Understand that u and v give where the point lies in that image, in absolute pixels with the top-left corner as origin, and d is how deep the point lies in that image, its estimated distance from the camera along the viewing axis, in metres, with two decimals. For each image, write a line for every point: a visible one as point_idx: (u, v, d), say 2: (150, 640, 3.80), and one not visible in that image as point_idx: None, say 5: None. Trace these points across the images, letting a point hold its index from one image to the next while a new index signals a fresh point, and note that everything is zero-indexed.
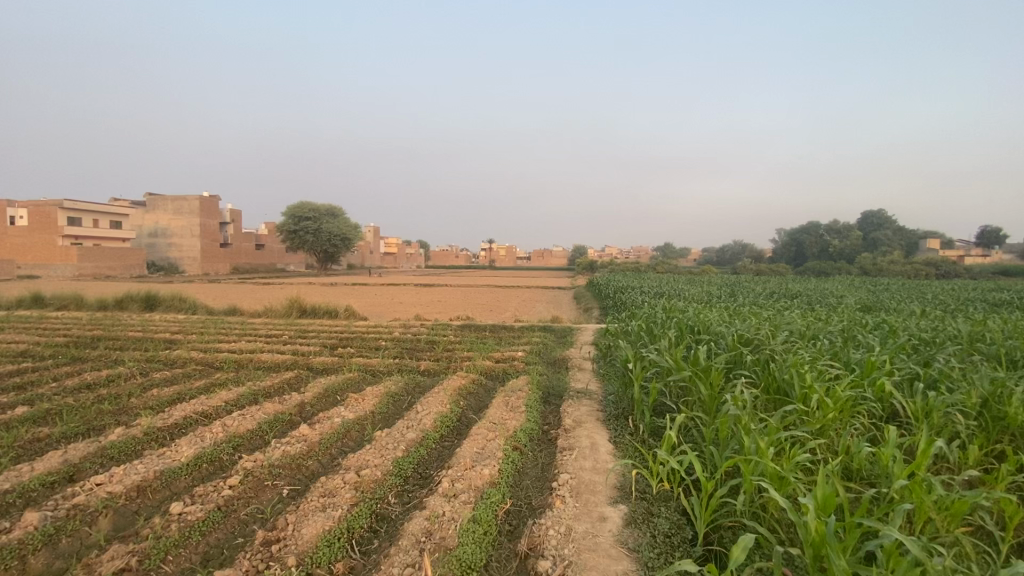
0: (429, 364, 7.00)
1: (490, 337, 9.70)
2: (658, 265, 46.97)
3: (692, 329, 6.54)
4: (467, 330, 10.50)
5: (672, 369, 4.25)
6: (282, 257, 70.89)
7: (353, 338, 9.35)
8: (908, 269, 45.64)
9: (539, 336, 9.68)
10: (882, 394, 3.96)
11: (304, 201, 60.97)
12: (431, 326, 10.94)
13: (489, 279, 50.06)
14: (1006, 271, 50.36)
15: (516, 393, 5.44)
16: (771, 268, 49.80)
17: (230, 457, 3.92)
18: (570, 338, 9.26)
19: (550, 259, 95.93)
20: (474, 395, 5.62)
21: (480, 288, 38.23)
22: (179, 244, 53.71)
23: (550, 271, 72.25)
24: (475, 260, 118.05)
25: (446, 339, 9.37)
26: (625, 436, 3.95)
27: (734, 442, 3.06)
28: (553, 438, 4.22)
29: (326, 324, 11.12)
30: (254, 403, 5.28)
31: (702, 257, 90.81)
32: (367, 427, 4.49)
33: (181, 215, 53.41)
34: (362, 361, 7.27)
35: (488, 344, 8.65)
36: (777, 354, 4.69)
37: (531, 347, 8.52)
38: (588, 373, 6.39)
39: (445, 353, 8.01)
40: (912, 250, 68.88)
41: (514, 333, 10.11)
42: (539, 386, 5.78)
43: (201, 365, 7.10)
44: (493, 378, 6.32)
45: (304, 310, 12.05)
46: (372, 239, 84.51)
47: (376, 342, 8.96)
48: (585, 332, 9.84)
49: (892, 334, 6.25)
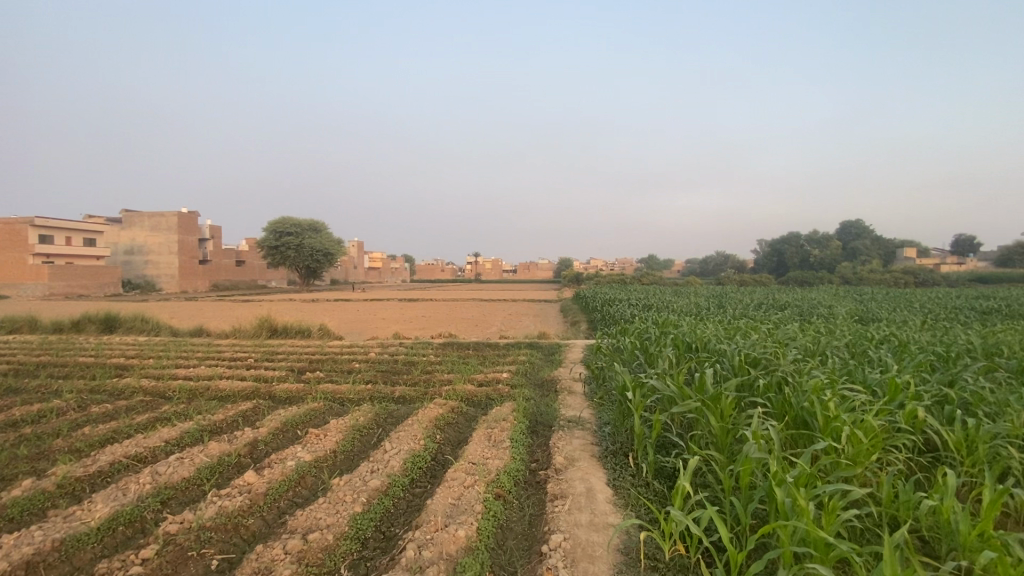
0: (404, 390, 6.36)
1: (474, 356, 9.07)
2: (644, 276, 46.94)
3: (691, 347, 6.04)
4: (449, 349, 9.86)
5: (676, 396, 3.74)
6: (263, 273, 69.53)
7: (325, 361, 8.66)
8: (888, 277, 46.29)
9: (526, 354, 9.08)
10: (916, 423, 3.45)
11: (286, 216, 59.93)
12: (410, 345, 10.28)
13: (474, 293, 49.58)
14: (982, 278, 51.37)
15: (500, 424, 4.85)
16: (755, 278, 50.15)
17: (154, 517, 3.26)
18: (558, 356, 8.70)
19: (536, 273, 95.66)
20: (452, 426, 5.00)
21: (466, 302, 37.69)
22: (156, 261, 52.24)
23: (537, 284, 72.04)
24: (461, 274, 117.35)
25: (425, 359, 8.73)
26: (626, 480, 3.40)
27: (761, 493, 2.52)
28: (542, 481, 3.65)
29: (297, 344, 10.38)
30: (197, 442, 4.58)
31: (686, 269, 91.56)
32: (325, 471, 3.86)
33: (158, 231, 52.02)
34: (331, 387, 6.61)
35: (470, 365, 8.04)
36: (790, 376, 4.20)
37: (517, 366, 7.94)
38: (579, 397, 5.82)
39: (424, 375, 7.37)
40: (890, 259, 70.15)
41: (499, 351, 9.52)
42: (526, 414, 5.19)
43: (150, 396, 6.38)
44: (475, 406, 5.71)
45: (276, 330, 11.33)
46: (356, 253, 83.41)
47: (349, 365, 8.28)
48: (574, 349, 9.29)
49: (904, 350, 5.82)
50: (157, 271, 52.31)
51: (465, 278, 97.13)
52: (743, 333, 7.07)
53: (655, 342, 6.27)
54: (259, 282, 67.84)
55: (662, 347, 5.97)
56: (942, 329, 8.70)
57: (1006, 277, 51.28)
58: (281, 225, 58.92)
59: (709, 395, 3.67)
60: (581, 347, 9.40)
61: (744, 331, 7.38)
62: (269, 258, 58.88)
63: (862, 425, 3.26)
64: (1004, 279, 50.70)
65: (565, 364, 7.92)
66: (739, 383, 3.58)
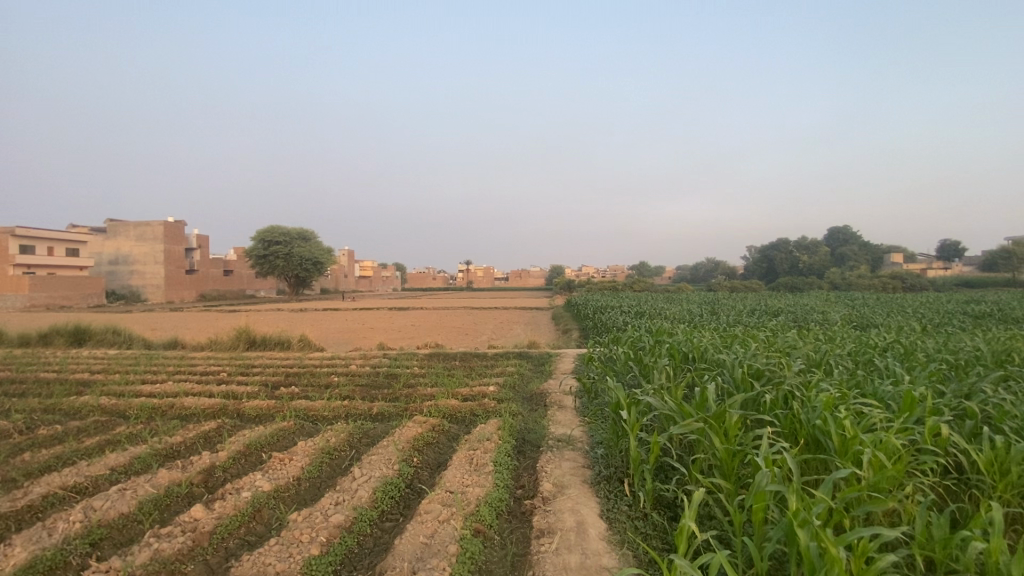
0: (383, 406, 5.93)
1: (460, 367, 8.67)
2: (635, 283, 46.87)
3: (687, 358, 5.72)
4: (434, 360, 9.43)
5: (674, 414, 3.40)
6: (251, 283, 68.61)
7: (302, 375, 8.19)
8: (876, 282, 46.56)
9: (514, 365, 8.67)
10: (939, 443, 3.13)
11: (274, 225, 59.19)
12: (395, 356, 9.84)
13: (465, 301, 49.20)
14: (969, 283, 51.88)
15: (483, 444, 4.45)
16: (745, 285, 50.25)
17: (80, 562, 2.83)
18: (547, 367, 8.31)
19: (528, 280, 95.33)
20: (432, 448, 4.59)
21: (456, 310, 37.27)
22: (140, 271, 51.23)
23: (527, 292, 71.87)
24: (452, 282, 116.70)
25: (409, 371, 8.30)
26: (622, 511, 3.03)
27: (777, 534, 2.17)
28: (527, 512, 3.26)
29: (275, 357, 9.90)
30: (147, 471, 4.13)
31: (677, 276, 91.91)
32: (284, 504, 3.45)
33: (143, 240, 51.09)
34: (304, 404, 6.17)
35: (455, 377, 7.63)
36: (798, 389, 3.86)
37: (504, 379, 7.54)
38: (569, 413, 5.44)
39: (406, 390, 6.95)
40: (878, 264, 70.82)
41: (487, 362, 9.11)
42: (512, 433, 4.80)
43: (106, 416, 5.89)
44: (458, 423, 5.30)
45: (254, 342, 10.83)
46: (345, 262, 82.61)
47: (328, 379, 7.83)
48: (564, 359, 8.91)
49: (912, 358, 5.51)
50: (141, 281, 51.30)
51: (456, 287, 96.55)
52: (741, 341, 6.75)
53: (649, 352, 5.94)
54: (246, 291, 66.84)
55: (657, 357, 5.64)
56: (943, 335, 8.45)
57: (992, 282, 51.79)
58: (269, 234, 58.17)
59: (711, 412, 3.34)
60: (572, 357, 9.03)
61: (742, 339, 7.07)
62: (257, 268, 58.04)
63: (881, 445, 2.94)
64: (991, 283, 51.20)
65: (555, 376, 7.53)
66: (743, 399, 3.25)
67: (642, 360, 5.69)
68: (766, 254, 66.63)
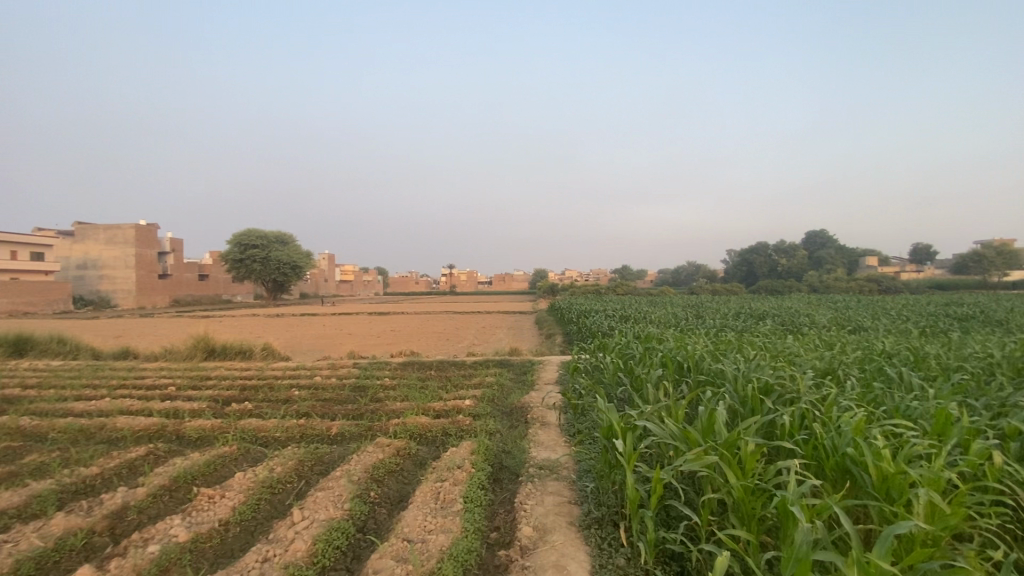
0: (343, 426, 5.24)
1: (435, 378, 8.00)
2: (618, 287, 46.74)
3: (682, 369, 5.19)
4: (408, 370, 8.73)
5: (678, 441, 2.84)
6: (227, 288, 66.77)
7: (260, 388, 7.43)
8: (853, 285, 47.19)
9: (494, 375, 8.03)
10: (994, 473, 2.63)
11: (250, 228, 57.64)
12: (365, 366, 9.13)
13: (447, 306, 48.41)
14: (941, 285, 52.99)
15: (453, 472, 3.83)
16: (726, 288, 50.45)
17: None
18: (529, 376, 7.72)
19: (511, 284, 94.83)
20: (393, 478, 3.96)
21: (438, 315, 36.50)
22: (109, 275, 49.34)
23: (510, 296, 71.37)
24: (434, 286, 115.51)
25: (378, 383, 7.61)
26: (620, 567, 2.44)
27: None
28: (501, 565, 2.66)
29: (234, 368, 9.09)
30: (44, 515, 3.46)
31: (659, 279, 92.45)
32: (199, 562, 2.79)
33: (112, 244, 49.17)
34: (255, 423, 5.47)
35: (429, 389, 6.99)
36: (815, 408, 3.35)
37: (482, 390, 6.92)
38: (553, 431, 4.84)
39: (372, 405, 6.26)
40: (854, 267, 72.11)
41: (464, 371, 8.48)
42: (488, 457, 4.18)
43: (19, 442, 5.11)
44: (426, 446, 4.66)
45: (214, 351, 10.03)
46: (325, 266, 81.03)
47: (287, 393, 7.09)
48: (547, 368, 8.32)
49: (924, 366, 5.07)
50: (110, 286, 49.33)
51: (439, 291, 95.55)
52: (737, 349, 6.27)
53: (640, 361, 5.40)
54: (222, 296, 64.96)
55: (648, 367, 5.12)
56: (943, 339, 8.08)
57: (963, 283, 53.06)
58: (245, 237, 56.62)
59: (722, 440, 2.79)
60: (556, 366, 8.42)
61: (737, 345, 6.61)
62: (232, 272, 56.39)
63: (931, 479, 2.43)
64: (963, 285, 52.41)
65: (537, 387, 6.91)
66: (762, 422, 2.72)
67: (632, 370, 5.16)
68: (746, 257, 67.24)
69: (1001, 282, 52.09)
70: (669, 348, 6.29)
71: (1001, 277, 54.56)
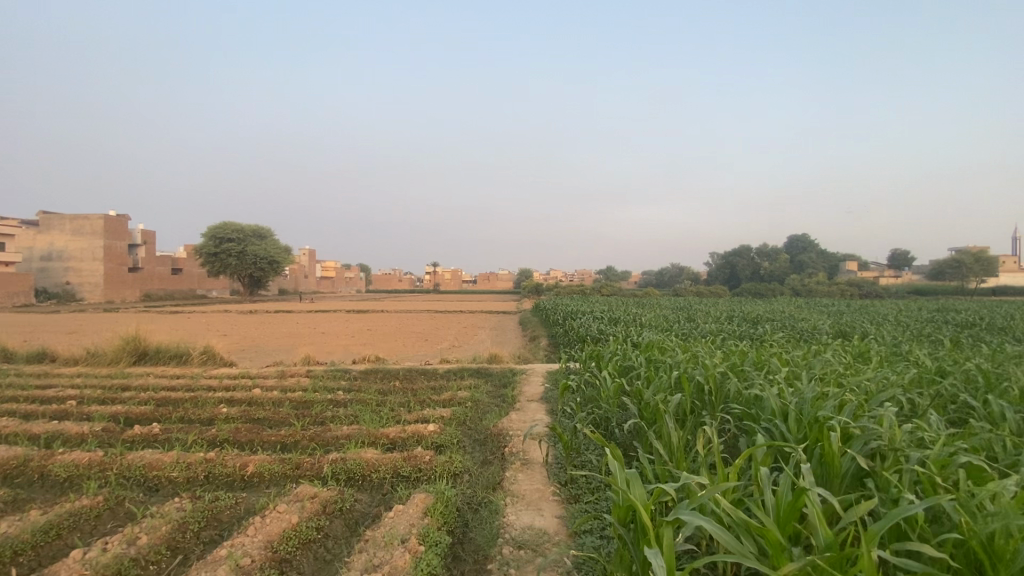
0: (261, 465, 3.98)
1: (399, 391, 6.76)
2: (603, 287, 45.91)
3: (701, 394, 4.13)
4: (368, 381, 7.45)
5: (745, 537, 1.73)
6: (202, 283, 64.41)
7: (181, 405, 6.10)
8: (835, 289, 47.15)
9: (468, 389, 6.81)
10: None
11: (225, 221, 55.44)
12: (319, 375, 7.83)
13: (429, 304, 47.06)
14: (920, 291, 53.29)
15: (393, 552, 2.63)
16: (709, 290, 50.00)
17: None
18: (509, 390, 6.55)
19: (495, 284, 93.55)
20: (308, 556, 2.75)
21: (420, 314, 35.18)
22: (74, 267, 46.90)
23: (493, 296, 70.22)
24: (418, 284, 113.88)
25: (328, 398, 6.32)
26: None
27: None
28: None
29: (162, 376, 7.69)
30: None
31: (643, 280, 92.15)
32: None
33: (78, 235, 46.69)
34: (149, 457, 4.21)
35: (387, 407, 5.76)
36: (927, 467, 2.29)
37: (452, 409, 5.72)
38: (538, 474, 3.67)
39: (312, 429, 5.02)
40: (836, 271, 72.55)
41: (434, 382, 7.26)
42: (446, 521, 3.00)
43: None
44: (367, 497, 3.46)
45: (147, 354, 8.65)
46: (305, 262, 78.98)
47: (212, 411, 5.77)
48: (531, 379, 7.16)
49: (998, 389, 4.09)
50: (75, 279, 46.90)
51: (422, 289, 93.97)
52: (759, 363, 5.24)
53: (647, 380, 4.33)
54: (196, 291, 62.47)
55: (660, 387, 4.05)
56: (979, 352, 7.17)
57: (942, 289, 53.44)
58: (219, 230, 54.40)
59: (821, 542, 1.68)
60: (541, 377, 7.23)
61: (756, 359, 5.60)
62: (205, 266, 54.14)
63: None
64: (941, 291, 52.68)
65: (518, 407, 5.71)
66: (895, 518, 1.62)
67: (639, 393, 4.07)
68: (730, 260, 67.04)
69: (978, 290, 52.59)
70: (678, 361, 5.22)
71: (978, 283, 55.15)
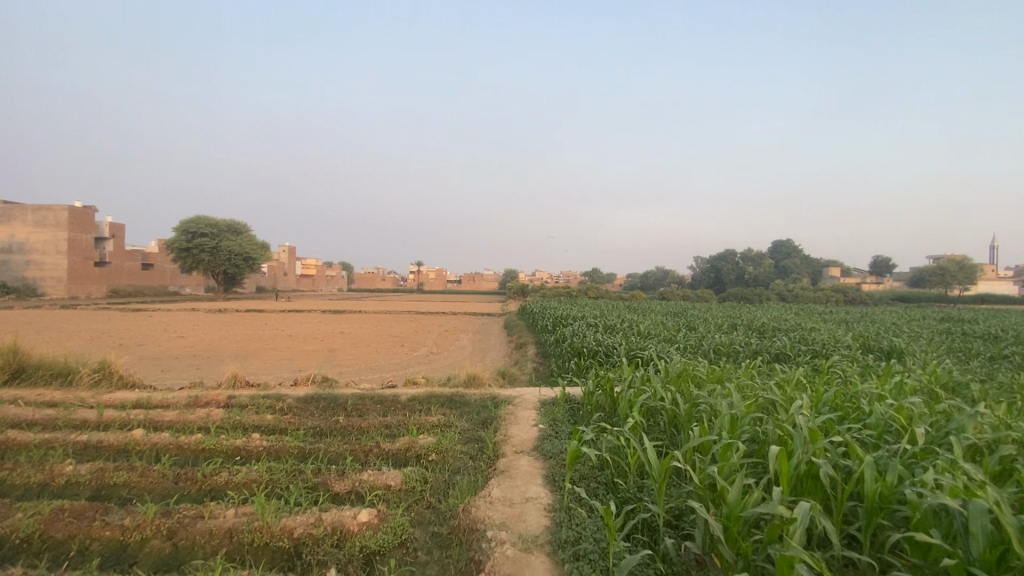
0: None
1: (336, 435, 4.95)
2: (590, 289, 44.39)
3: (807, 483, 2.55)
4: (302, 416, 5.59)
5: None
6: (174, 279, 61.36)
7: (17, 457, 4.24)
8: (820, 295, 46.47)
9: (434, 431, 5.05)
10: None
11: (198, 215, 52.59)
12: (242, 403, 5.97)
13: (411, 304, 45.06)
14: (905, 298, 52.95)
15: None
16: (697, 295, 48.97)
17: None
18: (488, 435, 4.81)
19: (480, 284, 91.77)
20: None
21: (400, 315, 33.30)
22: (34, 261, 43.68)
23: (478, 295, 69.01)
24: (402, 283, 111.57)
25: (235, 448, 4.51)
26: None
27: None
28: None
29: (27, 403, 5.76)
30: None
31: (629, 283, 91.15)
32: None
33: (40, 226, 43.44)
34: None
35: (310, 467, 3.98)
36: None
37: (405, 471, 3.97)
38: None
39: (179, 514, 3.23)
40: (820, 277, 72.33)
41: (388, 418, 5.47)
42: None
43: None
44: None
45: (25, 370, 6.70)
46: (285, 260, 76.25)
47: (51, 471, 3.92)
48: (518, 414, 5.43)
49: None
50: (35, 273, 43.88)
51: (405, 288, 91.64)
52: (851, 411, 3.71)
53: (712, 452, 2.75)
54: (167, 287, 59.33)
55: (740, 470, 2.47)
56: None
57: (926, 296, 53.02)
58: (192, 224, 51.53)
59: None
60: (532, 411, 5.49)
61: (836, 398, 4.09)
62: (175, 262, 51.26)
63: None
64: (928, 296, 52.43)
65: (500, 467, 3.98)
66: None
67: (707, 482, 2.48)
68: (717, 263, 66.10)
69: (961, 298, 52.43)
70: (735, 407, 3.66)
71: (962, 291, 54.98)
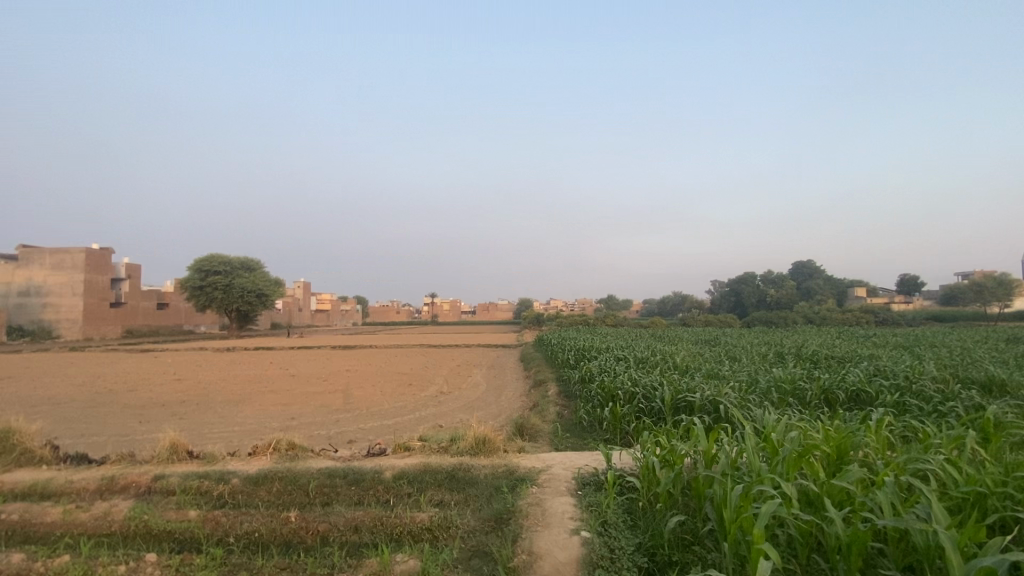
0: None
1: (272, 555, 3.27)
2: (608, 317, 42.42)
3: None
4: (240, 512, 3.94)
5: None
6: (190, 317, 60.96)
7: None
8: (850, 317, 43.86)
9: (418, 542, 3.35)
10: None
11: (212, 253, 52.11)
12: (167, 489, 4.38)
13: (424, 337, 43.58)
14: (941, 317, 49.81)
15: None
16: (721, 319, 46.61)
17: None
18: (503, 550, 3.10)
19: (495, 314, 90.39)
20: None
21: (412, 348, 31.74)
22: (50, 304, 43.18)
23: (492, 325, 67.53)
24: (416, 315, 110.76)
25: None
26: None
27: None
28: None
29: None
30: None
31: (646, 308, 88.83)
32: None
33: (58, 269, 43.04)
34: None
35: None
36: None
37: None
38: None
39: None
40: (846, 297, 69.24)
41: (357, 514, 3.77)
42: None
43: None
44: None
45: None
46: (300, 295, 75.90)
47: None
48: (546, 505, 3.68)
49: None
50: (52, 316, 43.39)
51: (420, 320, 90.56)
52: None
53: None
54: (183, 326, 58.82)
55: None
56: None
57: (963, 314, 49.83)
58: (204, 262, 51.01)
59: None
60: (566, 500, 3.76)
61: None
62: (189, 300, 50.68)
63: None
64: (965, 314, 49.28)
65: None
66: None
67: None
68: (738, 286, 63.71)
69: (1001, 316, 49.08)
70: (962, 541, 2.01)
71: (1002, 308, 51.49)
